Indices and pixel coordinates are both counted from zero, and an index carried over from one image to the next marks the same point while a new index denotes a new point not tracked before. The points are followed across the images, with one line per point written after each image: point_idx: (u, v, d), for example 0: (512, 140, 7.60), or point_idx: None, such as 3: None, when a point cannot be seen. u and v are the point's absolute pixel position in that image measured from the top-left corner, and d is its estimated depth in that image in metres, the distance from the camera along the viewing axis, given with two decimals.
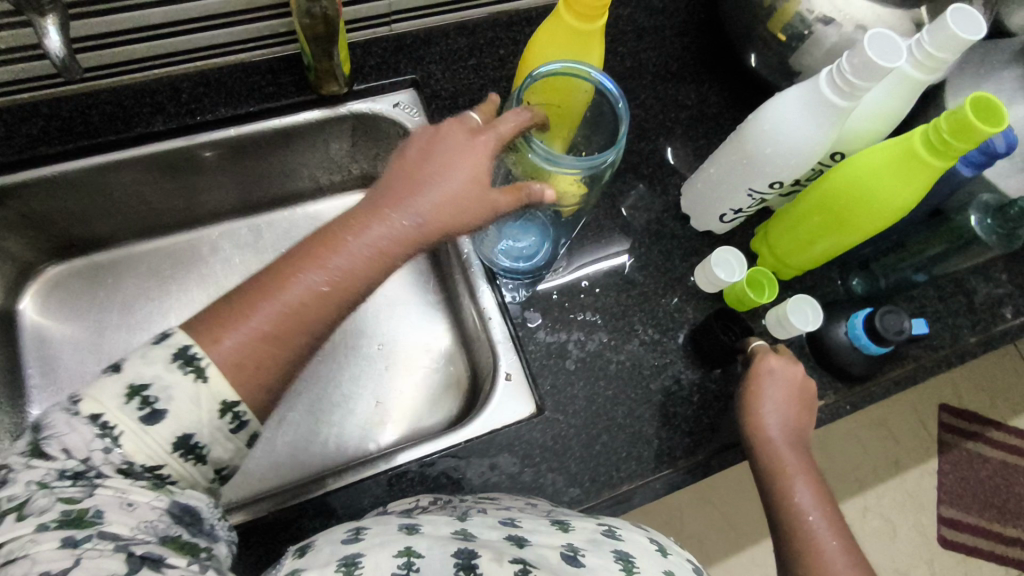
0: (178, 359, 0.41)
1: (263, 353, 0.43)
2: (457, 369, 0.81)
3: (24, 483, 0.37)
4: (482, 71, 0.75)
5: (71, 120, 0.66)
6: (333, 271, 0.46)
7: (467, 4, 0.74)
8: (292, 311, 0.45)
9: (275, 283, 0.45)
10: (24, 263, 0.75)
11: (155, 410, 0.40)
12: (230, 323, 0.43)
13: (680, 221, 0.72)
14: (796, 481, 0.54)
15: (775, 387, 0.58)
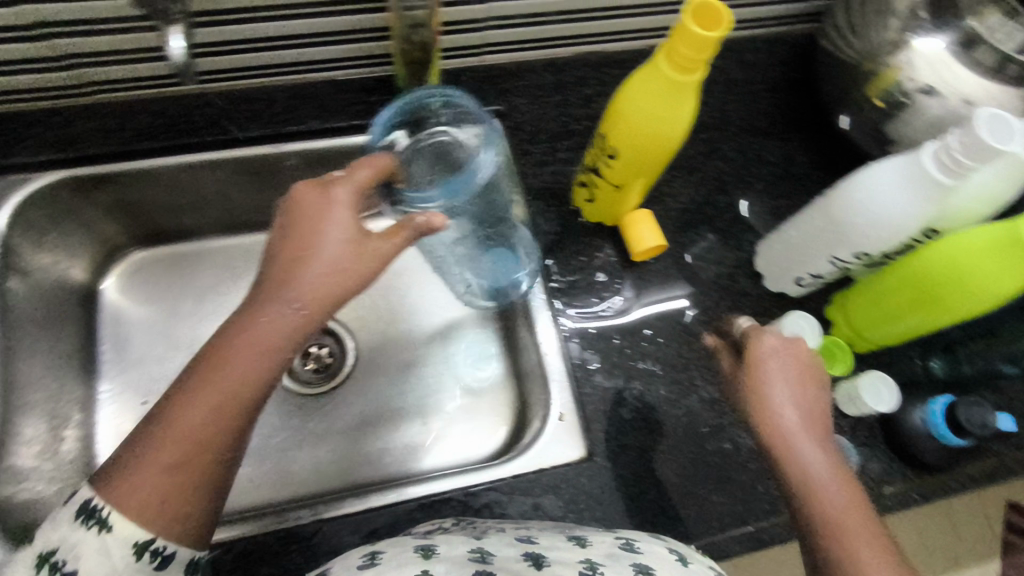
0: (80, 514, 0.42)
1: (168, 487, 0.43)
2: (508, 398, 0.80)
3: None
4: (566, 108, 0.75)
5: (172, 120, 0.68)
6: (231, 381, 0.46)
7: (560, 43, 0.75)
8: (195, 433, 0.44)
9: (172, 413, 0.44)
10: (113, 245, 0.78)
11: (65, 572, 0.41)
12: (127, 476, 0.43)
13: (753, 279, 0.70)
14: (809, 460, 0.50)
15: (779, 367, 0.55)
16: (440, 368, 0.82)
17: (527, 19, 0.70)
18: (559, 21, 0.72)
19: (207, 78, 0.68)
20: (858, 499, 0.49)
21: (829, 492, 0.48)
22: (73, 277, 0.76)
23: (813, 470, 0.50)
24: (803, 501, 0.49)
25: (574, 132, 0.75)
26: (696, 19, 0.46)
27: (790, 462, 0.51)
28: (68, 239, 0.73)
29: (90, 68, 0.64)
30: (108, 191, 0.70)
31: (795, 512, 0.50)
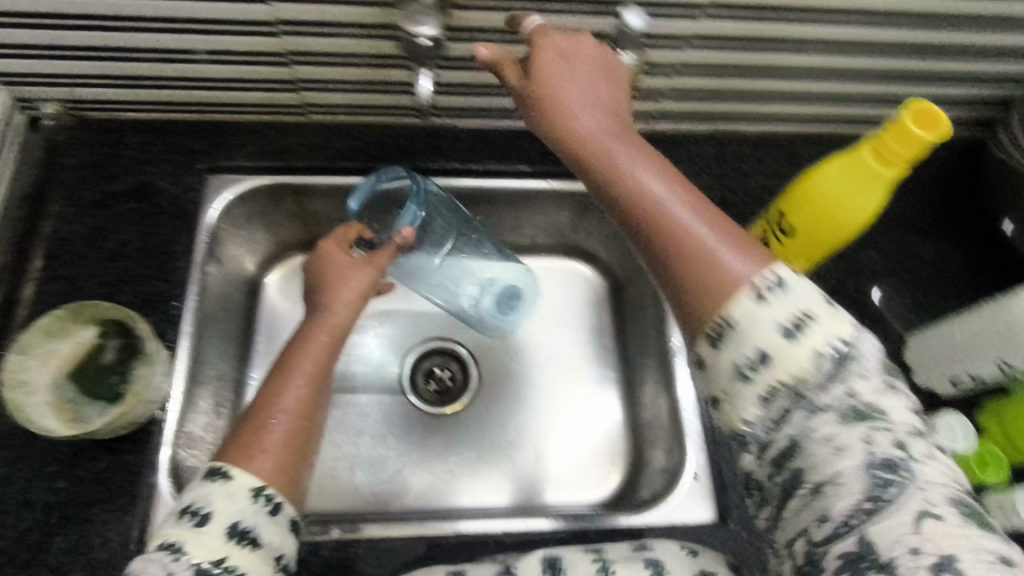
0: (207, 475, 0.46)
1: (288, 449, 0.49)
2: (622, 447, 0.84)
3: None
4: (725, 180, 0.78)
5: (370, 145, 0.74)
6: (308, 377, 0.54)
7: (727, 119, 0.78)
8: (296, 412, 0.51)
9: (267, 411, 0.50)
10: (280, 243, 0.82)
11: (202, 514, 0.44)
12: (257, 443, 0.48)
13: (900, 372, 0.70)
14: (645, 191, 0.44)
15: (576, 69, 0.49)
16: (560, 409, 0.85)
17: (707, 95, 0.73)
18: (735, 100, 0.75)
19: (407, 114, 0.73)
20: (713, 214, 0.43)
21: (692, 241, 0.42)
22: (242, 268, 0.79)
23: (651, 197, 0.44)
24: (647, 250, 0.44)
25: (730, 203, 0.77)
26: (915, 120, 0.50)
27: (635, 193, 0.44)
28: (250, 230, 0.78)
29: (314, 92, 0.69)
30: (297, 198, 0.75)
31: (658, 273, 0.44)
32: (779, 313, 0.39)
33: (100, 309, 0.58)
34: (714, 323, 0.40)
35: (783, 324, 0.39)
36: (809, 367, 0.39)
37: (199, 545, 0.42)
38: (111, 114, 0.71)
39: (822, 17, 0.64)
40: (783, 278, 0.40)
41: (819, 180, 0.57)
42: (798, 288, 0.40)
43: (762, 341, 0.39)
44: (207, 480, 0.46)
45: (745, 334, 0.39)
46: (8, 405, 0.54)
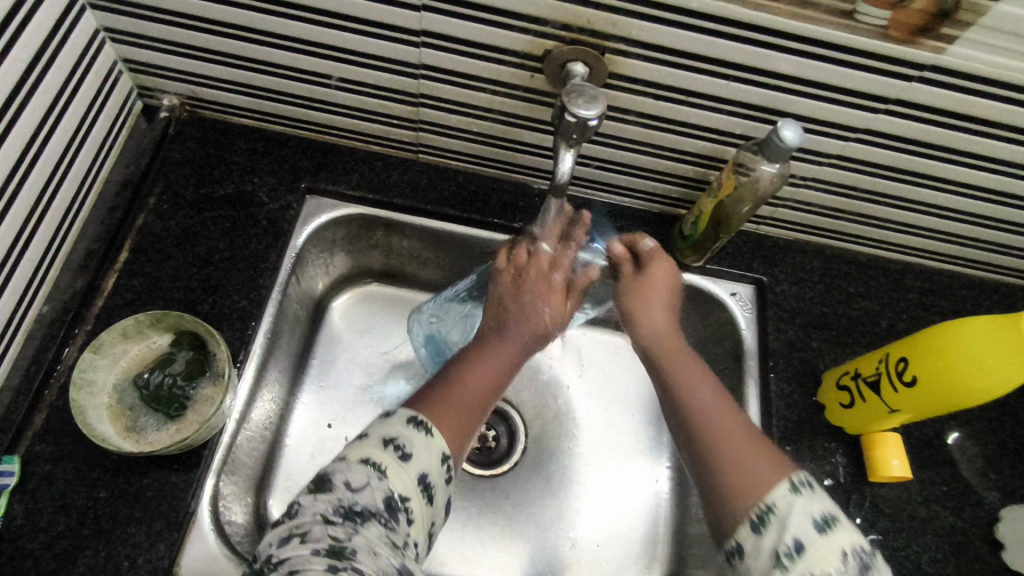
0: (415, 422, 0.46)
1: (465, 424, 0.49)
2: (663, 551, 0.75)
3: (310, 513, 0.41)
4: (828, 300, 0.74)
5: (475, 196, 0.72)
6: (483, 365, 0.53)
7: (840, 236, 0.74)
8: (476, 395, 0.51)
9: (456, 386, 0.51)
10: (354, 269, 0.77)
11: (405, 452, 0.44)
12: (454, 411, 0.49)
13: (990, 546, 0.65)
14: (698, 411, 0.50)
15: (660, 289, 0.60)
16: (602, 494, 0.76)
17: (828, 211, 0.70)
18: (855, 221, 0.71)
19: (515, 172, 0.72)
20: (757, 441, 0.47)
21: (730, 442, 0.48)
22: (314, 289, 0.74)
23: (701, 414, 0.50)
24: (699, 452, 0.48)
25: (829, 324, 0.72)
26: None
27: (697, 418, 0.50)
28: (331, 255, 0.74)
29: (432, 135, 0.68)
30: (387, 233, 0.73)
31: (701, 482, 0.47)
32: (812, 507, 0.42)
33: (180, 321, 0.57)
34: (755, 508, 0.43)
35: (816, 517, 0.42)
36: (839, 566, 0.40)
37: (398, 477, 0.43)
38: (227, 117, 0.71)
39: (985, 164, 0.60)
40: (814, 483, 0.44)
41: (961, 340, 0.54)
42: (827, 496, 0.43)
43: (799, 531, 0.41)
44: (411, 426, 0.46)
45: (787, 518, 0.42)
46: (72, 405, 0.53)
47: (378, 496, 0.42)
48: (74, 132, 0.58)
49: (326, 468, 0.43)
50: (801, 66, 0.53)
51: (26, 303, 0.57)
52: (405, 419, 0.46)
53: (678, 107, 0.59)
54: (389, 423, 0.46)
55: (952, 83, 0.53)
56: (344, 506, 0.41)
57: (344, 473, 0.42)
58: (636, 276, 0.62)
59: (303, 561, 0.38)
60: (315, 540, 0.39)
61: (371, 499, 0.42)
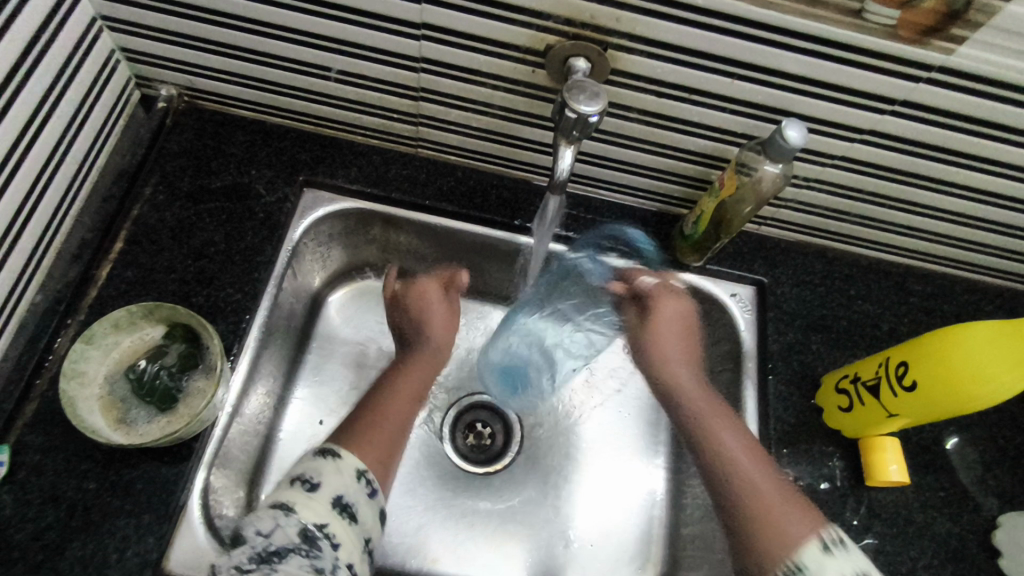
0: (323, 453, 0.51)
1: (384, 443, 0.58)
2: (657, 553, 0.74)
3: (225, 572, 0.43)
4: (829, 302, 0.73)
5: (474, 192, 0.71)
6: (403, 404, 0.64)
7: (842, 239, 0.74)
8: (388, 417, 0.61)
9: (373, 417, 0.60)
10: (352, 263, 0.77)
11: (314, 483, 0.48)
12: (373, 438, 0.57)
13: (987, 552, 0.65)
14: (753, 477, 0.57)
15: (671, 334, 0.71)
16: (594, 491, 0.76)
17: (831, 213, 0.70)
18: (858, 224, 0.71)
19: (515, 168, 0.71)
20: (789, 497, 0.55)
21: (768, 501, 0.55)
22: (310, 284, 0.73)
23: (754, 476, 0.57)
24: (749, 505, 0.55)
25: (829, 326, 0.72)
26: None
27: (743, 478, 0.57)
28: (329, 249, 0.73)
29: (432, 129, 0.68)
30: (385, 228, 0.72)
31: (730, 525, 0.56)
32: (844, 566, 0.48)
33: (173, 313, 0.56)
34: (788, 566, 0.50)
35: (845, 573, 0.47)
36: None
37: (308, 508, 0.46)
38: (226, 108, 0.70)
39: (991, 168, 0.60)
40: (848, 543, 0.50)
41: (964, 346, 0.54)
42: (859, 554, 0.49)
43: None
44: (324, 459, 0.51)
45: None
46: (62, 398, 0.53)
47: (292, 532, 0.45)
48: (69, 121, 0.58)
49: (239, 525, 0.47)
50: (807, 65, 0.52)
51: (20, 292, 0.56)
52: (309, 458, 0.51)
53: (680, 105, 0.58)
54: (304, 463, 0.50)
55: (961, 85, 0.52)
56: (258, 553, 0.44)
57: (255, 523, 0.45)
58: (647, 319, 0.72)
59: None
60: None
61: (283, 538, 0.44)
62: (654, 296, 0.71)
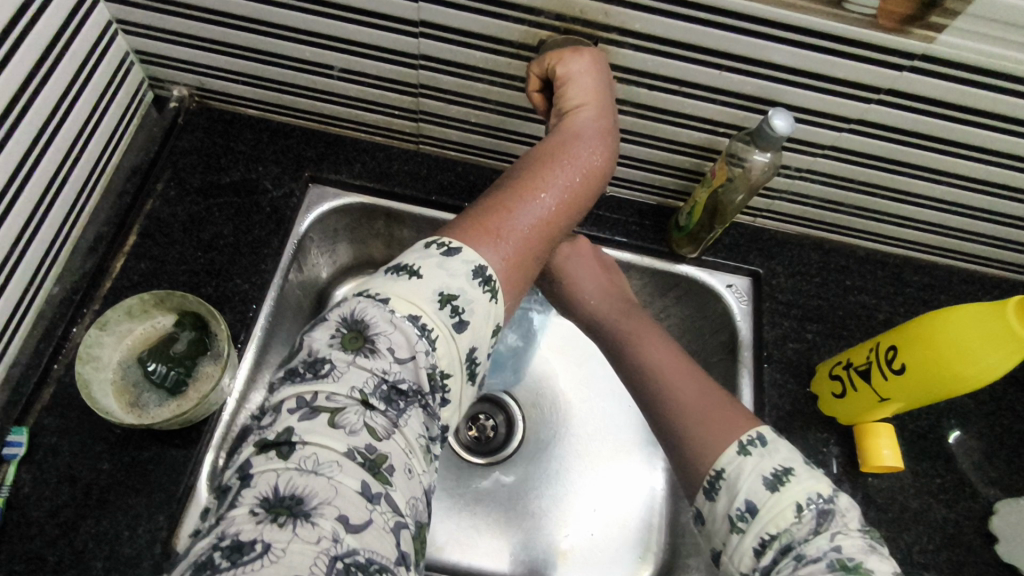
0: (478, 277, 0.45)
1: (521, 266, 0.48)
2: (657, 540, 0.74)
3: (348, 388, 0.40)
4: (825, 292, 0.74)
5: (474, 186, 0.74)
6: (545, 213, 0.50)
7: (837, 229, 0.75)
8: (533, 246, 0.49)
9: (506, 218, 0.48)
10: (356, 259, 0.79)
11: (462, 320, 0.43)
12: (493, 228, 0.47)
13: (983, 538, 0.65)
14: (664, 377, 0.53)
15: (578, 264, 0.63)
16: (597, 482, 0.77)
17: (824, 204, 0.71)
18: (851, 214, 0.72)
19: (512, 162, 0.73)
20: (712, 400, 0.49)
21: (701, 412, 0.49)
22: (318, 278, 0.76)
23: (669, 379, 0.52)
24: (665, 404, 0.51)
25: (825, 316, 0.73)
26: None
27: (662, 378, 0.53)
28: (334, 244, 0.75)
29: (432, 125, 0.70)
30: (388, 224, 0.74)
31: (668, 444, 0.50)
32: (762, 465, 0.44)
33: (183, 301, 0.59)
34: (709, 475, 0.46)
35: (766, 474, 0.43)
36: (793, 519, 0.42)
37: (445, 350, 0.43)
38: (235, 107, 0.73)
39: (978, 155, 0.60)
40: (767, 436, 0.46)
41: (947, 325, 0.55)
42: (780, 446, 0.45)
43: (751, 493, 0.43)
44: (475, 282, 0.45)
45: (738, 481, 0.44)
46: (77, 377, 0.56)
47: (422, 373, 0.42)
48: (86, 119, 0.60)
49: (365, 319, 0.42)
50: (792, 56, 0.54)
51: (39, 282, 0.59)
52: (443, 258, 0.44)
53: (670, 97, 0.60)
54: (434, 276, 0.44)
55: (943, 73, 0.53)
56: (382, 386, 0.41)
57: (386, 337, 0.41)
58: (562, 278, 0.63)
59: (332, 463, 0.38)
60: (353, 428, 0.39)
61: (414, 374, 0.42)
62: (563, 239, 0.64)
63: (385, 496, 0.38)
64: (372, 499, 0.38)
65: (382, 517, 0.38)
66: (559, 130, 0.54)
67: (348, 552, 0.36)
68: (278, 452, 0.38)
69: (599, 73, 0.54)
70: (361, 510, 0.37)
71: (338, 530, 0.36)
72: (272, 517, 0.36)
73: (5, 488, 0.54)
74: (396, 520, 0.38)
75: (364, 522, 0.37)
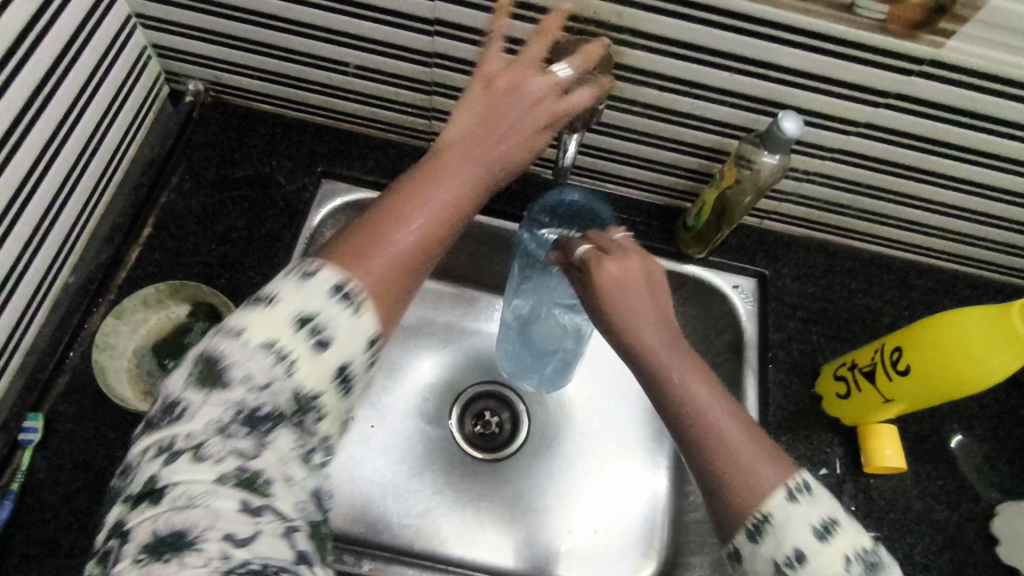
0: (339, 288, 0.36)
1: (407, 279, 0.39)
2: (659, 539, 0.75)
3: (202, 421, 0.33)
4: (830, 295, 0.74)
5: None
6: (433, 215, 0.41)
7: (843, 232, 0.75)
8: (419, 250, 0.39)
9: (384, 227, 0.39)
10: None
11: (326, 338, 0.35)
12: (375, 236, 0.39)
13: (984, 540, 0.66)
14: (694, 405, 0.44)
15: (625, 278, 0.49)
16: (602, 481, 0.77)
17: (830, 207, 0.71)
18: (858, 217, 0.72)
19: None
20: (750, 437, 0.42)
21: (737, 452, 0.42)
22: None
23: (701, 406, 0.44)
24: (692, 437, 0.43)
25: (830, 317, 0.73)
26: None
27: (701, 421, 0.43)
28: None
29: (444, 123, 0.71)
30: None
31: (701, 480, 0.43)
32: (812, 514, 0.39)
33: (197, 292, 0.60)
34: (752, 518, 0.40)
35: (816, 524, 0.39)
36: (842, 571, 0.38)
37: (308, 368, 0.35)
38: (249, 103, 0.74)
39: (985, 160, 0.61)
40: (813, 484, 0.41)
41: (953, 330, 0.56)
42: (826, 496, 0.40)
43: (801, 542, 0.38)
44: (336, 299, 0.36)
45: (786, 530, 0.39)
46: (93, 366, 0.57)
47: (284, 397, 0.34)
48: (104, 111, 0.61)
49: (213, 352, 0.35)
50: (803, 59, 0.54)
51: (56, 271, 0.60)
52: (299, 274, 0.36)
53: (682, 98, 0.61)
54: (288, 294, 0.35)
55: (952, 79, 0.54)
56: (242, 413, 0.34)
57: (243, 364, 0.34)
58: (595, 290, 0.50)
59: (206, 492, 0.32)
60: (216, 459, 0.33)
61: (276, 400, 0.34)
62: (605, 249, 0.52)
63: (269, 506, 0.33)
64: (256, 513, 0.33)
65: (271, 527, 0.33)
66: (468, 103, 0.46)
67: (241, 567, 0.31)
68: (148, 501, 0.32)
69: (517, 86, 0.46)
70: (247, 524, 0.32)
71: (227, 549, 0.31)
72: (154, 557, 0.31)
73: (21, 473, 0.55)
74: (287, 525, 0.33)
75: (251, 536, 0.32)
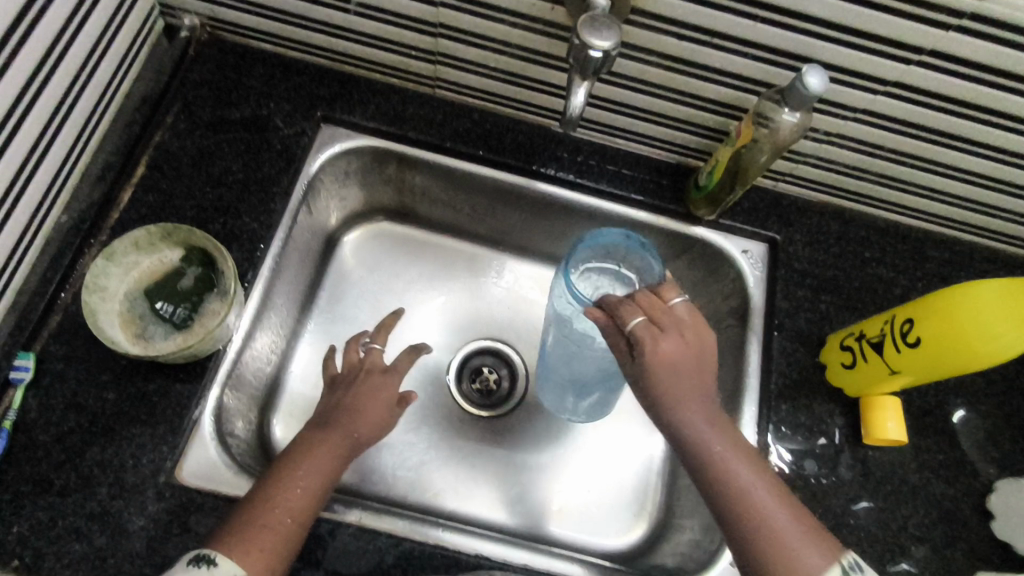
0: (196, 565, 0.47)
1: (285, 538, 0.49)
2: (653, 502, 0.74)
3: None
4: (843, 263, 0.72)
5: (490, 133, 0.72)
6: (304, 483, 0.52)
7: (860, 199, 0.72)
8: (294, 512, 0.51)
9: (269, 497, 0.51)
10: (364, 206, 0.78)
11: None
12: (250, 532, 0.48)
13: (980, 516, 0.65)
14: (744, 490, 0.50)
15: (679, 363, 0.52)
16: (599, 441, 0.77)
17: (849, 170, 0.68)
18: (878, 183, 0.69)
19: (530, 112, 0.71)
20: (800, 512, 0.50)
21: (787, 542, 0.48)
22: (326, 222, 0.76)
23: (749, 496, 0.50)
24: (735, 509, 0.50)
25: (841, 286, 0.71)
26: None
27: (740, 500, 0.50)
28: (345, 186, 0.74)
29: (449, 69, 0.68)
30: (400, 168, 0.73)
31: (737, 543, 0.49)
32: None
33: (190, 235, 0.59)
34: None
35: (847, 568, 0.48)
36: None
37: None
38: (247, 41, 0.71)
39: (1018, 125, 0.58)
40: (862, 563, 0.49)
41: (973, 302, 0.53)
42: None
43: None
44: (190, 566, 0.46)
45: None
46: (84, 307, 0.56)
47: None
48: (96, 43, 0.58)
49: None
50: (833, 8, 0.51)
51: (47, 209, 0.58)
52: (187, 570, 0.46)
53: (700, 48, 0.57)
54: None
55: (993, 35, 0.50)
56: None
57: None
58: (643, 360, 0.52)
59: None
60: None
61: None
62: (664, 331, 0.53)
63: None
64: None
65: None
66: (304, 436, 0.56)
67: None
68: None
69: (368, 372, 0.61)
70: None
71: None
72: None
73: (13, 412, 0.55)
74: None
75: None
